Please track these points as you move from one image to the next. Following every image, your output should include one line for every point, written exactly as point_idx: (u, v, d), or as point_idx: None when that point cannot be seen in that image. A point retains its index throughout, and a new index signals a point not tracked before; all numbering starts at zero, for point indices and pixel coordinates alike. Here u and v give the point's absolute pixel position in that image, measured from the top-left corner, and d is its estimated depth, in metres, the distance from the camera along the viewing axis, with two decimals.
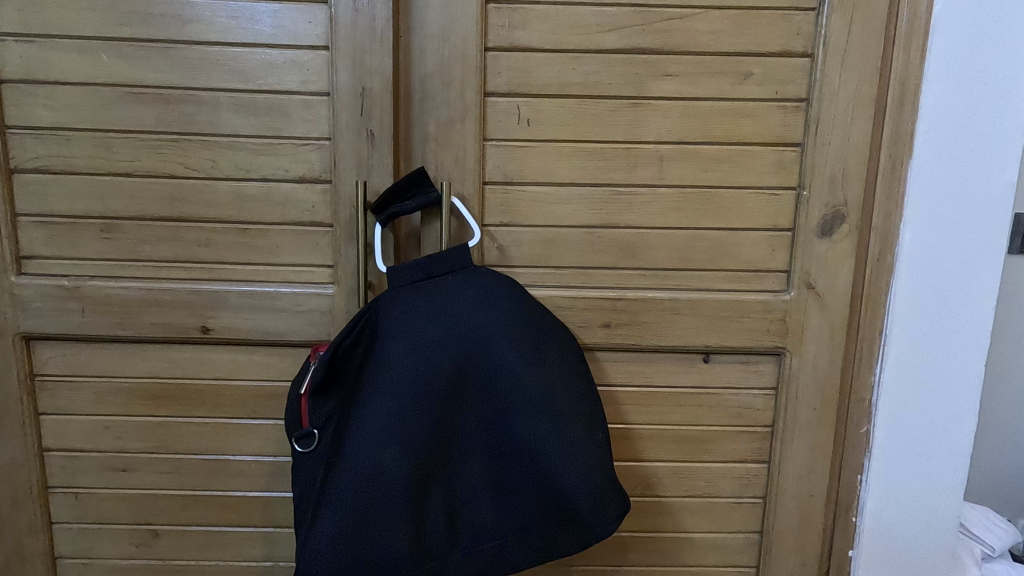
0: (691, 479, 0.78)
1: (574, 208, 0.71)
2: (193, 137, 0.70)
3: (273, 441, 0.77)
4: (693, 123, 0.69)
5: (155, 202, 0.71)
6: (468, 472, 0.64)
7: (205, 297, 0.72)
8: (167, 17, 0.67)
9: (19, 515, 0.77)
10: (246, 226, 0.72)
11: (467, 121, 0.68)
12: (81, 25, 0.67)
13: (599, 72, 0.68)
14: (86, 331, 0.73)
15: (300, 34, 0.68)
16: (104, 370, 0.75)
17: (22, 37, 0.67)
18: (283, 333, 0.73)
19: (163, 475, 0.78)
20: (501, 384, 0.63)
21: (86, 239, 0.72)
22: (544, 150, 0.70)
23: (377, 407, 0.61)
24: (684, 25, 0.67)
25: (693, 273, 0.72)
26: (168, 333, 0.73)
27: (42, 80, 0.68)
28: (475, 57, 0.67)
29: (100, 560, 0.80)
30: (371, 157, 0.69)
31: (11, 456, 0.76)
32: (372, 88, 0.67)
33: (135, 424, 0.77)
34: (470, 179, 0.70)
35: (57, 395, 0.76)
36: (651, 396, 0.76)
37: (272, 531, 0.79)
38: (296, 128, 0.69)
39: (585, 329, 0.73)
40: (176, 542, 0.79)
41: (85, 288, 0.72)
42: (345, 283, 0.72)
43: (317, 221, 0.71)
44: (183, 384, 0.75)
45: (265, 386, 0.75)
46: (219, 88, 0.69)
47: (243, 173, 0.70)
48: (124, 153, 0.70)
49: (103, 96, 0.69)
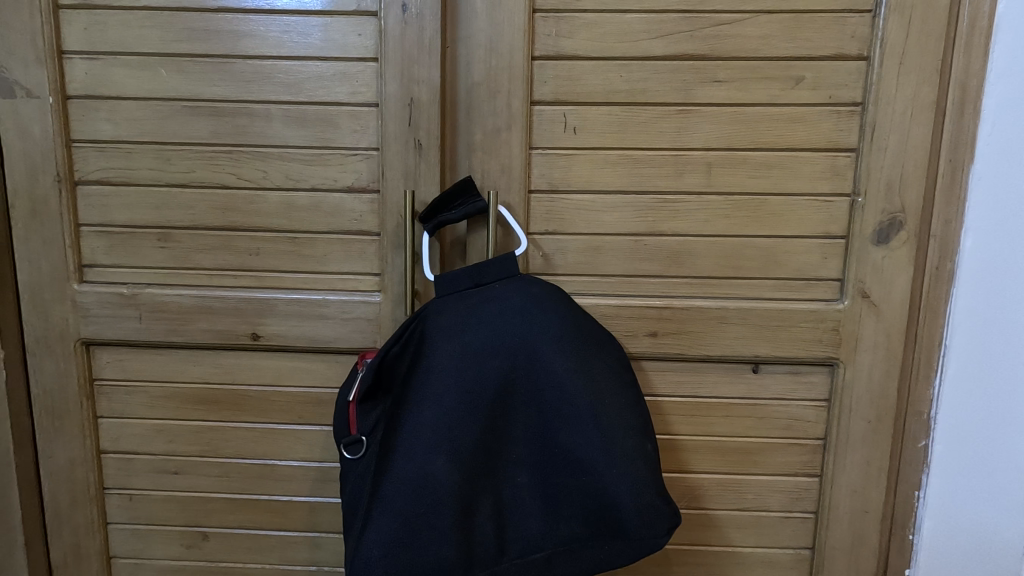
0: (739, 492, 0.76)
1: (619, 216, 0.70)
2: (246, 149, 0.71)
3: (319, 447, 0.78)
4: (743, 129, 0.68)
5: (209, 212, 0.73)
6: (516, 480, 0.64)
7: (256, 304, 0.74)
8: (223, 33, 0.69)
9: (77, 515, 0.80)
10: (295, 234, 0.73)
11: (513, 129, 0.68)
12: (141, 42, 0.70)
13: (647, 80, 0.67)
14: (142, 338, 0.75)
15: (349, 47, 0.69)
16: (158, 375, 0.77)
17: (87, 54, 0.70)
18: (330, 340, 0.74)
19: (212, 478, 0.80)
20: (549, 393, 0.63)
21: (143, 248, 0.74)
22: (590, 158, 0.69)
23: (426, 414, 0.61)
24: (734, 30, 0.66)
25: (742, 282, 0.71)
26: (219, 339, 0.75)
27: (105, 95, 0.71)
28: (522, 67, 0.67)
29: (152, 560, 0.82)
30: (418, 166, 0.70)
31: (70, 457, 0.79)
32: (419, 98, 0.68)
33: (186, 428, 0.78)
34: (516, 188, 0.70)
35: (114, 399, 0.78)
36: (697, 407, 0.74)
37: (316, 537, 0.80)
38: (345, 138, 0.71)
39: (631, 338, 0.72)
40: (224, 544, 0.81)
41: (142, 295, 0.74)
42: (392, 291, 0.73)
43: (364, 230, 0.73)
44: (233, 390, 0.77)
45: (311, 392, 0.76)
46: (271, 101, 0.70)
47: (293, 183, 0.72)
48: (181, 165, 0.72)
49: (162, 110, 0.71)
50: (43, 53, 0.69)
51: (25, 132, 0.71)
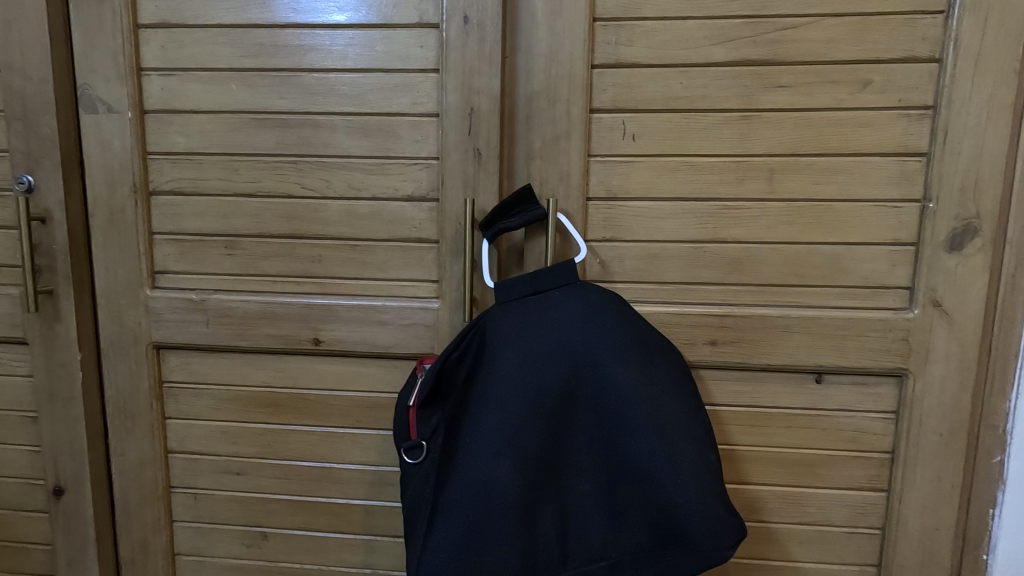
0: (802, 506, 0.74)
1: (679, 223, 0.70)
2: (310, 159, 0.74)
3: (376, 451, 0.79)
4: (807, 134, 0.67)
5: (274, 221, 0.75)
6: (578, 488, 0.63)
7: (318, 310, 0.75)
8: (290, 48, 0.72)
9: (145, 512, 0.83)
10: (356, 242, 0.75)
11: (572, 138, 0.69)
12: (214, 58, 0.73)
13: (707, 86, 0.67)
14: (209, 342, 0.78)
15: (412, 59, 0.70)
16: (224, 378, 0.80)
17: (163, 71, 0.74)
18: (389, 345, 0.75)
19: (272, 480, 0.82)
20: (610, 400, 0.62)
21: (211, 255, 0.77)
22: (649, 166, 0.69)
23: (489, 420, 0.61)
24: (799, 35, 0.65)
25: (805, 290, 0.69)
26: (282, 344, 0.77)
27: (179, 109, 0.74)
28: (581, 75, 0.68)
29: (214, 558, 0.84)
30: (478, 175, 0.71)
31: (140, 456, 0.82)
32: (479, 108, 0.69)
33: (248, 430, 0.81)
34: (574, 196, 0.70)
35: (181, 401, 0.81)
36: (757, 417, 0.73)
37: (371, 539, 0.81)
38: (406, 148, 0.72)
39: (690, 346, 0.71)
40: (283, 544, 0.83)
41: (210, 301, 0.77)
42: (449, 298, 0.74)
43: (423, 238, 0.74)
44: (294, 394, 0.79)
45: (369, 396, 0.78)
46: (334, 112, 0.72)
47: (355, 193, 0.74)
48: (248, 175, 0.75)
49: (231, 122, 0.74)
50: (124, 70, 0.73)
51: (106, 145, 0.75)
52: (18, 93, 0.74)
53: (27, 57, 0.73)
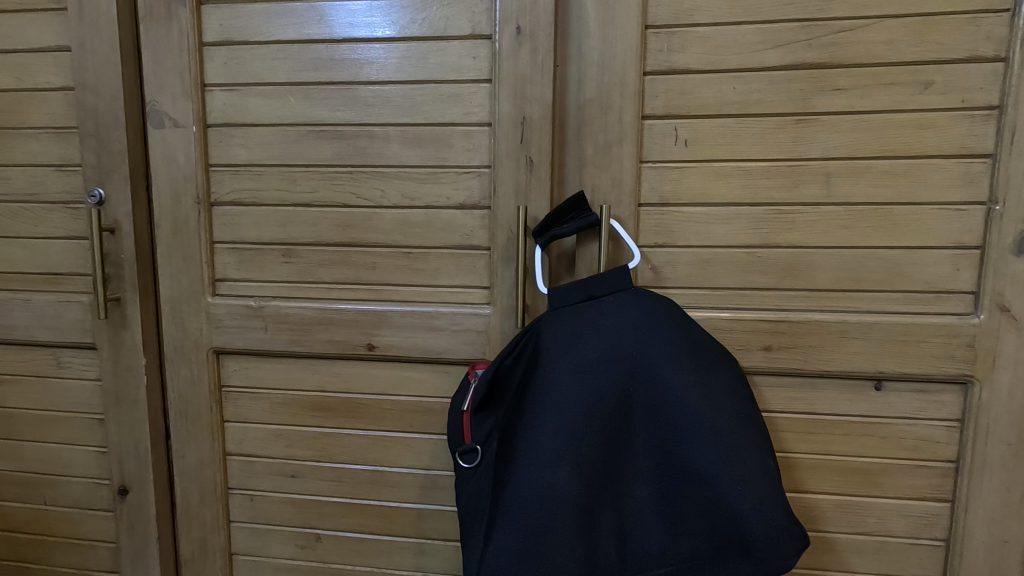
0: (861, 515, 0.72)
1: (732, 228, 0.69)
2: (365, 170, 0.76)
3: (427, 455, 0.80)
4: (865, 137, 0.66)
5: (330, 229, 0.77)
6: (635, 494, 0.63)
7: (372, 316, 0.77)
8: (347, 61, 0.74)
9: (205, 512, 0.86)
10: (409, 249, 0.76)
11: (624, 144, 0.69)
12: (273, 73, 0.75)
13: (762, 90, 0.67)
14: (267, 347, 0.80)
15: (465, 69, 0.72)
16: (280, 382, 0.82)
17: (226, 87, 0.77)
18: (441, 351, 0.77)
19: (326, 482, 0.83)
20: (667, 406, 0.62)
21: (269, 263, 0.79)
22: (702, 171, 0.69)
23: (545, 425, 0.62)
24: (856, 37, 0.64)
25: (864, 295, 0.68)
26: (337, 349, 0.79)
27: (240, 123, 0.77)
28: (634, 82, 0.68)
29: (269, 559, 0.86)
30: (530, 183, 0.72)
31: (200, 457, 0.85)
32: (532, 116, 0.70)
33: (303, 433, 0.83)
34: (626, 202, 0.70)
35: (239, 404, 0.83)
36: (814, 424, 0.72)
37: (423, 542, 0.82)
38: (459, 157, 0.74)
39: (744, 352, 0.70)
40: (336, 546, 0.84)
41: (268, 307, 0.79)
42: (501, 304, 0.75)
43: (474, 245, 0.75)
44: (348, 398, 0.81)
45: (421, 401, 0.79)
46: (389, 123, 0.74)
47: (408, 202, 0.75)
48: (305, 185, 0.77)
49: (289, 135, 0.76)
50: (189, 87, 0.76)
51: (171, 159, 0.78)
52: (91, 110, 0.79)
53: (100, 77, 0.77)
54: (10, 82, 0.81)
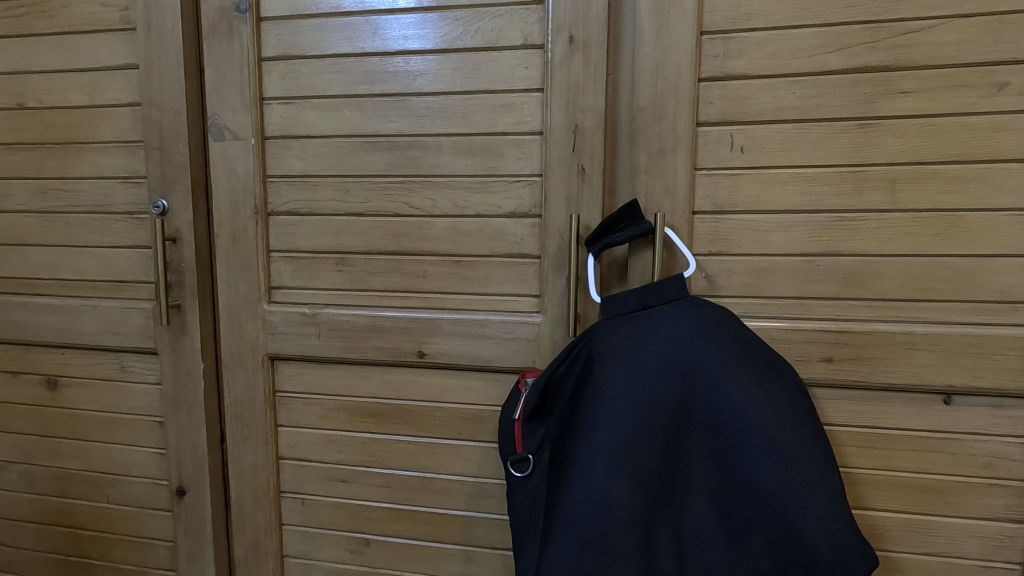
0: (928, 535, 0.69)
1: (790, 235, 0.68)
2: (416, 179, 0.77)
3: (476, 462, 0.81)
4: (934, 141, 0.63)
5: (382, 238, 0.79)
6: (694, 507, 0.62)
7: (423, 324, 0.78)
8: (400, 74, 0.75)
9: (258, 514, 0.88)
10: (460, 258, 0.77)
11: (678, 151, 0.68)
12: (329, 86, 0.77)
13: (822, 95, 0.65)
14: (320, 353, 0.82)
15: (517, 79, 0.72)
16: (331, 388, 0.83)
17: (283, 100, 0.79)
18: (491, 359, 0.77)
19: (375, 488, 0.84)
20: (726, 418, 0.61)
21: (323, 271, 0.81)
22: (759, 178, 0.68)
23: (601, 435, 0.61)
24: (923, 38, 0.62)
25: (933, 305, 0.66)
26: (388, 356, 0.80)
27: (296, 135, 0.79)
28: (688, 89, 0.67)
29: (319, 562, 0.88)
30: (581, 191, 0.71)
31: (254, 461, 0.87)
32: (584, 125, 0.70)
33: (354, 439, 0.84)
34: (680, 210, 0.69)
35: (292, 409, 0.85)
36: (877, 439, 0.69)
37: (471, 550, 0.82)
38: (510, 166, 0.74)
39: (803, 363, 0.69)
40: (384, 552, 0.85)
41: (321, 315, 0.81)
42: (552, 312, 0.74)
43: (525, 253, 0.75)
44: (398, 405, 0.82)
45: (470, 409, 0.79)
46: (441, 134, 0.75)
47: (459, 211, 0.76)
48: (359, 196, 0.79)
49: (344, 146, 0.78)
50: (248, 100, 0.79)
51: (231, 170, 0.81)
52: (157, 125, 0.82)
53: (165, 92, 0.81)
54: (81, 99, 0.85)
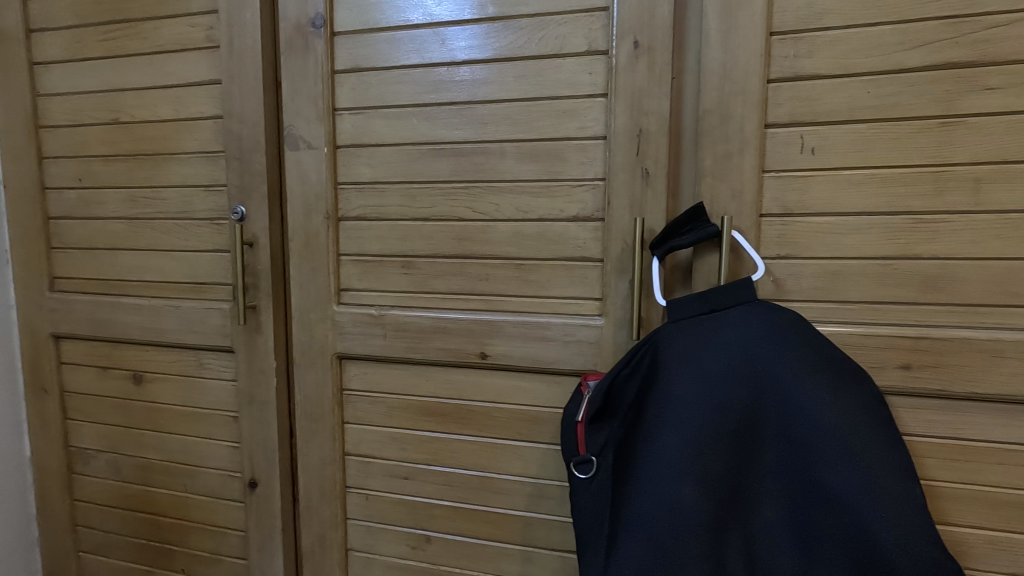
0: (1017, 554, 0.66)
1: (864, 238, 0.66)
2: (481, 185, 0.78)
3: (536, 464, 0.81)
4: (1022, 139, 0.61)
5: (446, 242, 0.81)
6: (765, 516, 0.61)
7: (485, 326, 0.79)
8: (466, 83, 0.77)
9: (324, 508, 0.92)
10: (522, 261, 0.78)
11: (746, 154, 0.68)
12: (397, 96, 0.80)
13: (900, 93, 0.63)
14: (386, 353, 0.85)
15: (580, 85, 0.73)
16: (396, 387, 0.86)
17: (354, 110, 0.82)
18: (553, 361, 0.78)
19: (436, 486, 0.86)
20: (799, 425, 0.60)
21: (389, 274, 0.84)
22: (831, 179, 0.66)
23: (669, 441, 0.61)
24: (1011, 32, 0.60)
25: (1020, 311, 0.63)
26: (451, 357, 0.82)
27: (366, 144, 0.82)
28: (757, 91, 0.66)
29: (382, 557, 0.91)
30: (645, 195, 0.72)
31: (321, 456, 0.90)
32: (648, 129, 0.71)
33: (416, 437, 0.86)
34: (747, 213, 0.68)
35: (358, 407, 0.89)
36: (960, 450, 0.66)
37: (530, 551, 0.83)
38: (573, 170, 0.75)
39: (879, 370, 0.66)
40: (445, 549, 0.87)
41: (387, 316, 0.84)
42: (614, 315, 0.75)
43: (587, 257, 0.76)
44: (459, 405, 0.83)
45: (531, 410, 0.80)
46: (505, 140, 0.77)
47: (522, 215, 0.77)
48: (424, 201, 0.81)
49: (411, 153, 0.81)
50: (322, 111, 0.83)
51: (304, 177, 0.85)
52: (237, 136, 0.87)
53: (245, 105, 0.86)
54: (169, 113, 0.91)
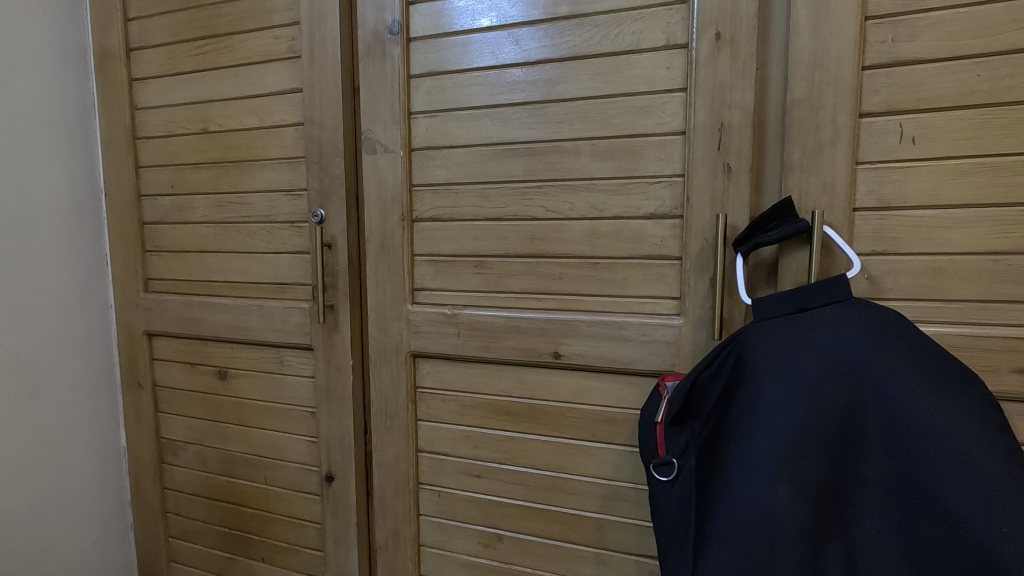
0: None
1: (972, 232, 0.62)
2: (554, 183, 0.78)
3: (610, 465, 0.80)
4: None
5: (519, 241, 0.81)
6: (867, 526, 0.58)
7: (559, 325, 0.79)
8: (540, 82, 0.78)
9: (398, 503, 0.94)
10: (597, 260, 0.77)
11: (838, 145, 0.65)
12: (471, 97, 0.81)
13: (1014, 76, 0.59)
14: (459, 352, 0.86)
15: (658, 80, 0.72)
16: (469, 386, 0.87)
17: (429, 113, 0.84)
18: (628, 361, 0.76)
19: (509, 484, 0.87)
20: (905, 430, 0.56)
21: (462, 274, 0.85)
22: (934, 170, 0.62)
23: (761, 444, 0.58)
24: None
25: None
26: (525, 356, 0.82)
27: (440, 146, 0.84)
28: (850, 79, 0.63)
29: (454, 554, 0.92)
30: (727, 191, 0.70)
31: (396, 452, 0.93)
32: (731, 122, 0.69)
33: (489, 436, 0.87)
34: (840, 207, 0.65)
35: (431, 405, 0.90)
36: None
37: (604, 553, 0.82)
38: (650, 167, 0.74)
39: (990, 373, 0.62)
40: (517, 548, 0.87)
41: (461, 315, 0.85)
42: (694, 315, 0.73)
43: (665, 255, 0.74)
44: (532, 404, 0.83)
45: (606, 411, 0.79)
46: (579, 138, 0.76)
47: (597, 213, 0.77)
48: (498, 201, 0.82)
49: (485, 154, 0.82)
50: (398, 115, 0.85)
51: (381, 181, 0.87)
52: (317, 141, 0.91)
53: (325, 112, 0.89)
54: (254, 122, 0.96)
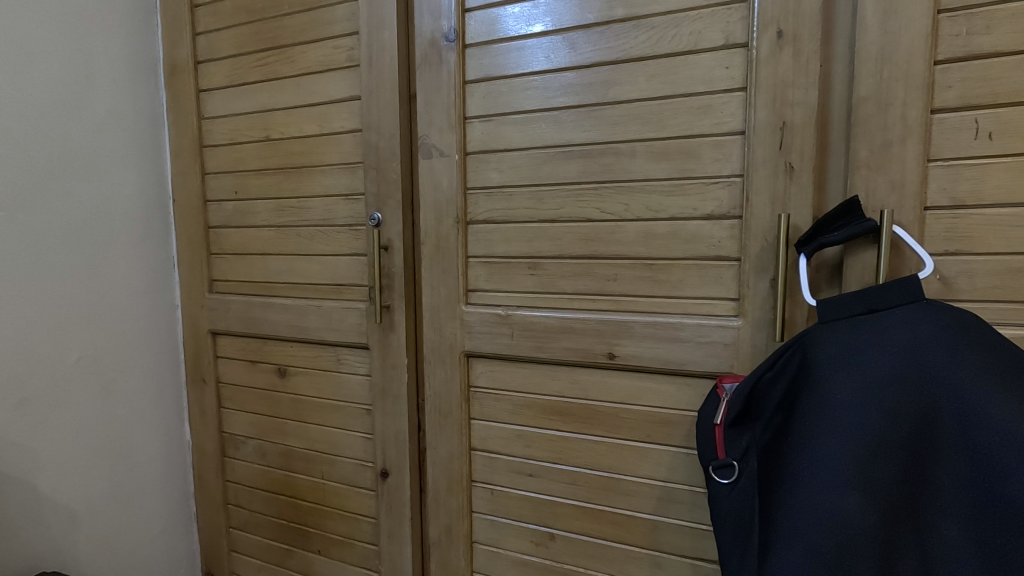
0: None
1: None
2: (609, 185, 0.79)
3: (665, 467, 0.80)
4: None
5: (573, 243, 0.82)
6: (941, 534, 0.56)
7: (613, 326, 0.79)
8: (595, 85, 0.78)
9: (451, 500, 0.96)
10: (653, 261, 0.77)
11: (907, 142, 0.63)
12: (525, 101, 0.83)
13: None
14: (513, 352, 0.87)
15: (717, 80, 0.71)
16: (522, 385, 0.88)
17: (483, 118, 0.86)
18: (685, 363, 0.76)
19: (561, 484, 0.87)
20: (981, 434, 0.54)
21: (516, 275, 0.86)
22: (1013, 166, 0.60)
23: (828, 447, 0.57)
24: None
25: None
26: (578, 357, 0.82)
27: (494, 149, 0.86)
28: (921, 74, 0.62)
29: (506, 551, 0.93)
30: (789, 190, 0.69)
31: (449, 450, 0.95)
32: (793, 121, 0.68)
33: (541, 435, 0.88)
34: (910, 205, 0.63)
35: (484, 404, 0.92)
36: None
37: (658, 555, 0.82)
38: (708, 168, 0.73)
39: None
40: (569, 547, 0.88)
41: (515, 316, 0.86)
42: (754, 316, 0.72)
43: (723, 255, 0.74)
44: (585, 404, 0.84)
45: (661, 412, 0.79)
46: (635, 139, 0.77)
47: (653, 214, 0.77)
48: (552, 203, 0.83)
49: (539, 157, 0.83)
50: (453, 120, 0.87)
51: (436, 184, 0.89)
52: (374, 147, 0.94)
53: (383, 119, 0.92)
54: (314, 129, 1.00)
